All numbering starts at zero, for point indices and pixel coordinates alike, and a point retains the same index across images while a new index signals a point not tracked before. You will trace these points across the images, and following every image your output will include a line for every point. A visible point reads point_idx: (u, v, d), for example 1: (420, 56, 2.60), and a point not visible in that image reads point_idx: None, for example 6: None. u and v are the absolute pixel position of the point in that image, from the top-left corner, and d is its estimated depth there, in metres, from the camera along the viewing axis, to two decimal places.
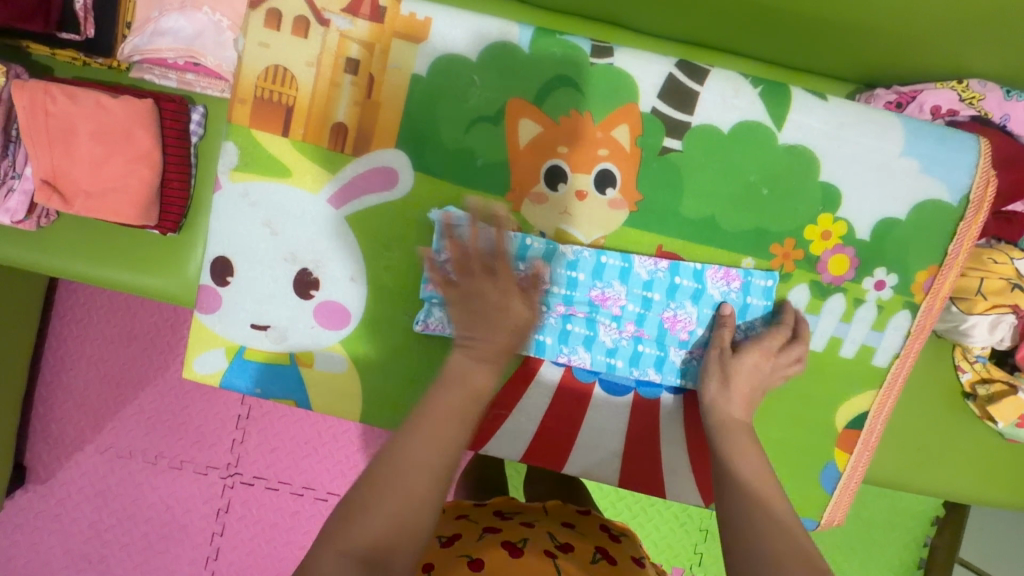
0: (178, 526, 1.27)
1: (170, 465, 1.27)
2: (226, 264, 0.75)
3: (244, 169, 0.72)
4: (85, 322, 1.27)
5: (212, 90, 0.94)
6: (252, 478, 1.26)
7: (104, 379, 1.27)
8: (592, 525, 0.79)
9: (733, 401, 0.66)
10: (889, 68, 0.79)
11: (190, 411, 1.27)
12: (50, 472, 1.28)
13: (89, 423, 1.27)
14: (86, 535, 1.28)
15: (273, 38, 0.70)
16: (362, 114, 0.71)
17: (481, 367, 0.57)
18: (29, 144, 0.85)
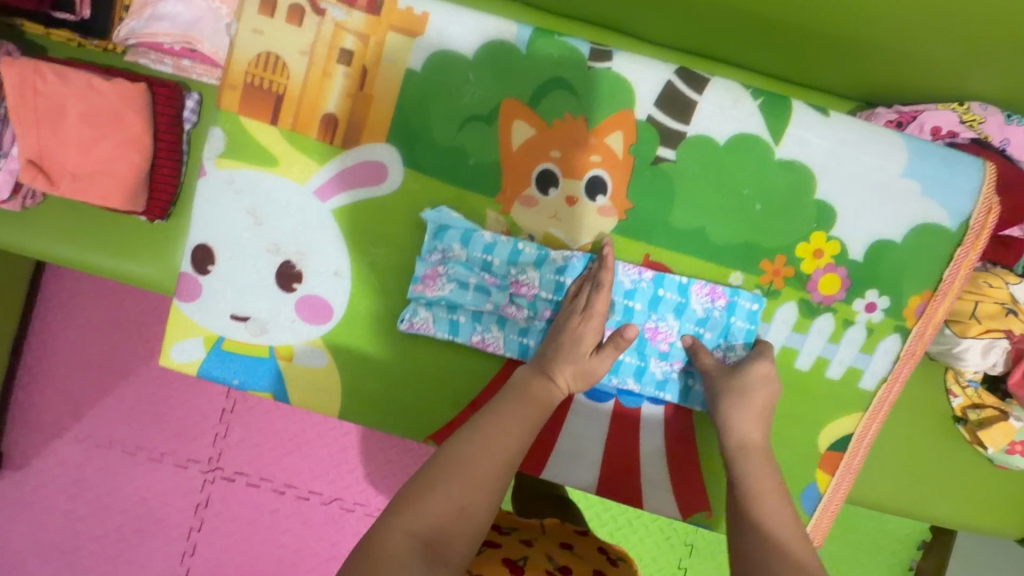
0: (154, 519, 1.25)
1: (149, 458, 1.25)
2: (208, 252, 0.73)
3: (230, 156, 0.71)
4: (69, 308, 1.25)
5: (207, 78, 0.93)
6: (232, 473, 1.24)
7: (86, 366, 1.25)
8: (590, 547, 0.81)
9: (750, 421, 0.66)
10: (890, 86, 0.78)
11: (172, 402, 1.25)
12: (26, 459, 1.25)
13: (68, 411, 1.25)
14: (59, 525, 1.25)
15: (267, 25, 0.69)
16: (354, 106, 0.70)
17: (541, 383, 0.64)
18: (16, 123, 0.83)
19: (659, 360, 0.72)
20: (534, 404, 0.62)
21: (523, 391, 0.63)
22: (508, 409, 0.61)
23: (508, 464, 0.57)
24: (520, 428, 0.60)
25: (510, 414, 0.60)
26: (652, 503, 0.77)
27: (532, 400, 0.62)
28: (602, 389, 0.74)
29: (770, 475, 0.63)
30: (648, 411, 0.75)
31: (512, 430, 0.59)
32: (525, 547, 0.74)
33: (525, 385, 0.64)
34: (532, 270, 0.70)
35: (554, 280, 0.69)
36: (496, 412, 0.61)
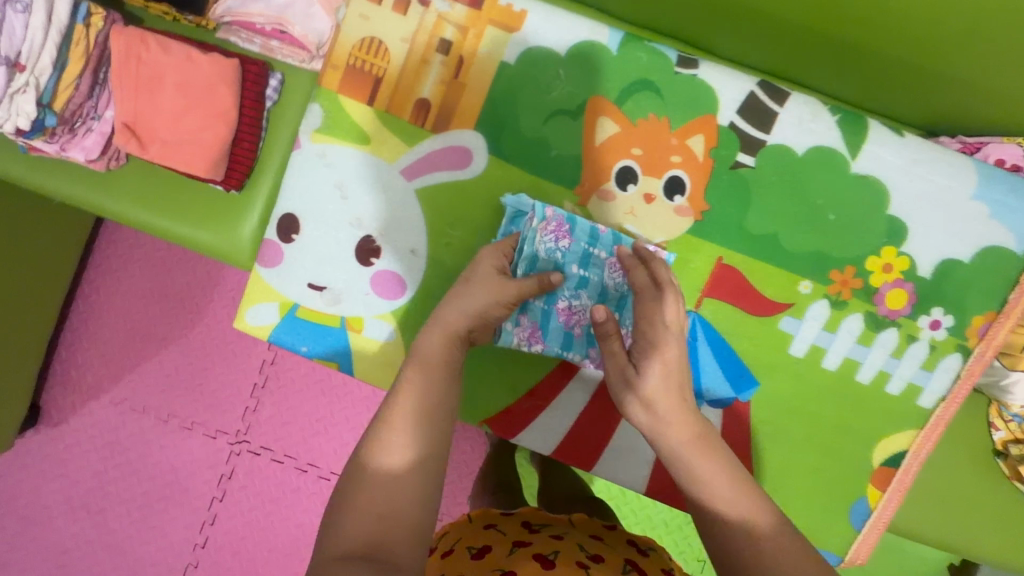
0: (180, 487, 1.28)
1: (181, 425, 1.28)
2: (294, 222, 0.77)
3: (325, 131, 0.74)
4: (119, 274, 1.29)
5: (292, 60, 0.95)
6: (259, 447, 1.26)
7: (131, 330, 1.29)
8: (620, 540, 0.80)
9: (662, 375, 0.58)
10: (951, 117, 0.80)
11: (209, 372, 1.28)
12: (63, 416, 1.29)
13: (108, 373, 1.29)
14: (88, 485, 1.29)
15: (374, 11, 0.73)
16: (447, 93, 0.73)
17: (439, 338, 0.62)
18: (116, 86, 0.86)
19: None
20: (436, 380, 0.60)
21: (417, 355, 0.61)
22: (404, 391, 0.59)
23: (422, 449, 0.56)
24: (424, 409, 0.58)
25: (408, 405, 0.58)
26: None
27: (427, 376, 0.60)
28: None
29: (693, 437, 0.56)
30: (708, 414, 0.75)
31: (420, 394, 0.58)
32: (556, 541, 0.73)
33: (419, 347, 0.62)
34: (566, 238, 0.71)
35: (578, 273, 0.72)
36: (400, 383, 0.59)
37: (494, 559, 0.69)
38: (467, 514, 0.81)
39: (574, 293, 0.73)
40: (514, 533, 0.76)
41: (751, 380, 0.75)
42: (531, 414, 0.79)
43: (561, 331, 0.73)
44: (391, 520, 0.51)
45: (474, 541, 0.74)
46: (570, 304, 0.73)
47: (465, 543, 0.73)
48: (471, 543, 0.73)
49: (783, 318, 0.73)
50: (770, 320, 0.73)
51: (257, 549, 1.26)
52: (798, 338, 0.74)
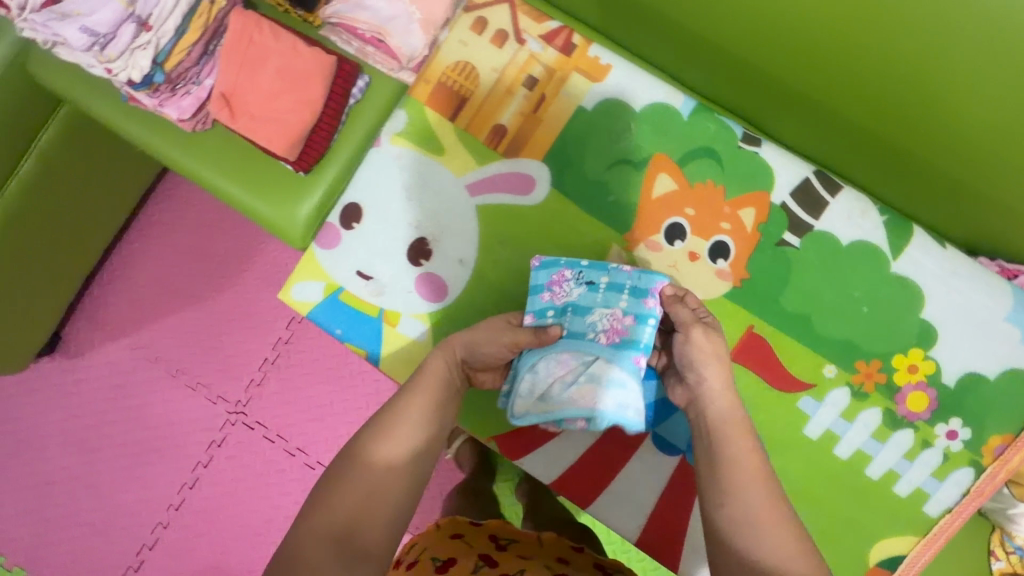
0: (171, 443, 1.31)
1: (187, 384, 1.31)
2: (356, 211, 0.81)
3: (405, 136, 0.80)
4: (164, 228, 1.36)
5: (382, 66, 1.04)
6: (254, 422, 1.29)
7: (163, 283, 1.35)
8: (588, 563, 0.79)
9: (707, 362, 0.64)
10: (1004, 244, 0.78)
11: (224, 338, 1.31)
12: (80, 349, 1.34)
13: (131, 320, 1.34)
14: (88, 421, 1.33)
15: (473, 39, 0.79)
16: (523, 123, 0.78)
17: (442, 359, 0.69)
18: (223, 59, 0.94)
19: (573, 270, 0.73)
20: (453, 376, 0.69)
21: (425, 372, 0.68)
22: (425, 380, 0.67)
23: (418, 452, 0.63)
24: (430, 402, 0.66)
25: (421, 399, 0.66)
26: (686, 564, 0.78)
27: (436, 367, 0.69)
28: (537, 306, 0.73)
29: (736, 424, 0.62)
30: None
31: (412, 411, 0.65)
32: (522, 561, 0.73)
33: (427, 365, 0.69)
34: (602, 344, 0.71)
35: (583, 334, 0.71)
36: (403, 391, 0.67)
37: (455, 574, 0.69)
38: (435, 522, 0.82)
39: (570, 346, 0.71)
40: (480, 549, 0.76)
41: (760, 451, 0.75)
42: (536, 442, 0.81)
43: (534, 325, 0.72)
44: (372, 517, 0.58)
45: (437, 552, 0.75)
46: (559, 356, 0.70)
47: (430, 551, 0.74)
48: (435, 552, 0.74)
49: (802, 398, 0.74)
50: (790, 398, 0.75)
51: (228, 521, 1.27)
52: (815, 420, 0.75)
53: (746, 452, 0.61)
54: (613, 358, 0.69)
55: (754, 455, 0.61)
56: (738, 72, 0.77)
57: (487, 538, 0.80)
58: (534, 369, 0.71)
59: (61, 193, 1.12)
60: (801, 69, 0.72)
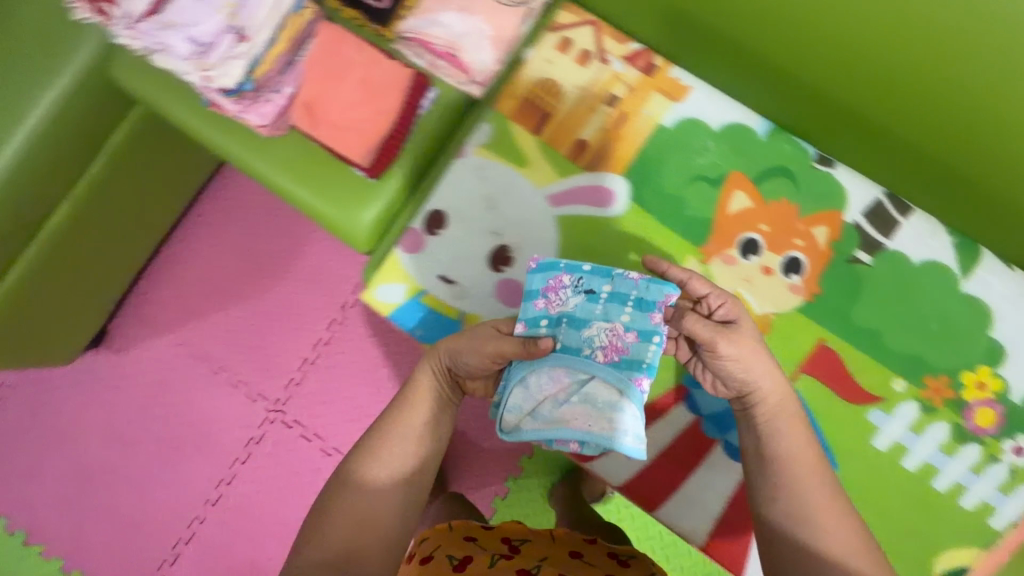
0: (212, 437, 1.40)
1: (228, 381, 1.42)
2: (441, 218, 0.84)
3: (490, 147, 0.83)
4: (210, 232, 1.46)
5: (452, 79, 1.07)
6: (291, 421, 1.38)
7: (205, 283, 1.44)
8: (600, 554, 0.88)
9: (739, 363, 0.66)
10: None
11: (264, 339, 1.41)
12: (126, 344, 1.47)
13: (175, 317, 1.45)
14: (138, 412, 1.45)
15: (558, 58, 0.83)
16: (605, 139, 0.82)
17: (426, 375, 0.77)
18: (309, 70, 0.99)
19: (573, 277, 0.73)
20: (440, 386, 0.77)
21: (411, 390, 0.76)
22: (413, 396, 0.76)
23: (408, 468, 0.72)
24: (418, 419, 0.74)
25: (410, 417, 0.74)
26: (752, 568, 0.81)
27: (422, 382, 0.76)
28: (531, 315, 0.74)
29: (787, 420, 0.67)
30: None
31: (403, 427, 0.73)
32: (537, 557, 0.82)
33: (414, 379, 0.77)
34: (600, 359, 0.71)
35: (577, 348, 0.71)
36: (394, 409, 0.75)
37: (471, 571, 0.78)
38: (449, 523, 0.90)
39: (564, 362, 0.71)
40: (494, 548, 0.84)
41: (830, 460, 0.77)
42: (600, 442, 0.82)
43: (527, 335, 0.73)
44: (367, 533, 0.67)
45: (452, 550, 0.83)
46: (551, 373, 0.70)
47: (447, 550, 0.82)
48: (451, 551, 0.82)
49: (872, 410, 0.77)
50: (859, 410, 0.77)
51: (263, 512, 1.36)
52: (884, 432, 0.77)
53: (798, 446, 0.66)
54: (612, 378, 0.69)
55: (805, 450, 0.66)
56: (803, 96, 0.77)
57: (500, 539, 0.87)
58: (525, 382, 0.71)
59: (124, 192, 1.21)
60: (871, 92, 0.72)
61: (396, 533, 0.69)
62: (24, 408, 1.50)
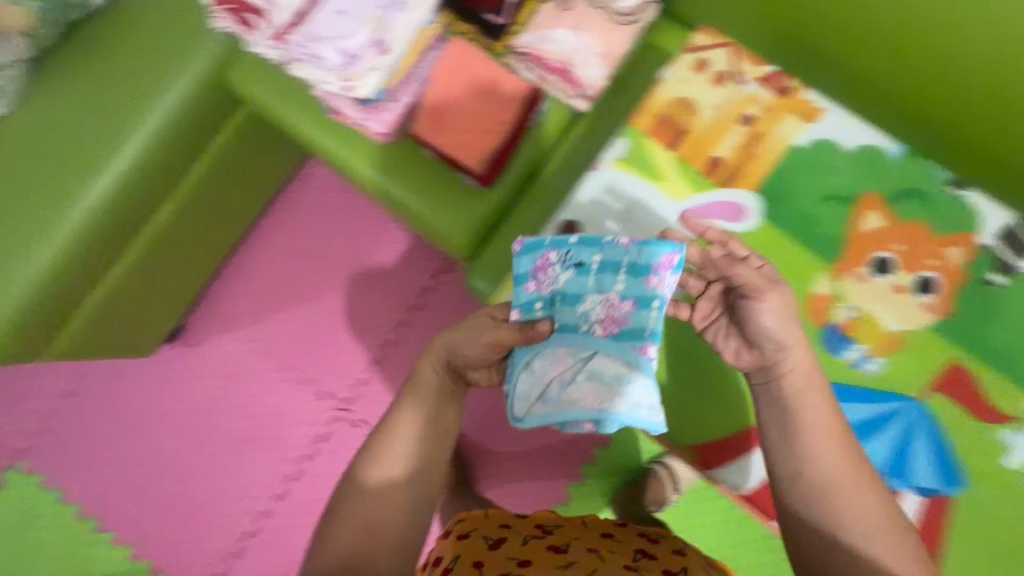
0: (278, 424, 1.72)
1: (297, 377, 1.73)
2: (574, 229, 0.88)
3: (625, 162, 0.87)
4: (276, 241, 1.78)
5: (561, 93, 1.12)
6: (359, 419, 1.69)
7: (283, 286, 1.76)
8: (631, 534, 0.95)
9: (770, 321, 0.73)
10: None
11: (334, 339, 1.73)
12: (199, 338, 1.76)
13: (250, 315, 1.76)
14: (223, 400, 1.74)
15: (693, 78, 0.86)
16: (739, 157, 0.85)
17: (424, 376, 0.88)
18: (437, 82, 1.05)
19: (558, 254, 0.81)
20: (440, 382, 0.87)
21: (412, 391, 0.88)
22: (416, 394, 0.87)
23: (409, 463, 0.83)
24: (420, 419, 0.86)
25: (411, 419, 0.86)
26: None
27: (423, 382, 0.88)
28: (526, 299, 0.82)
29: (810, 390, 0.75)
30: (909, 501, 0.80)
31: (410, 426, 0.85)
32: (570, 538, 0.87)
33: (417, 377, 0.88)
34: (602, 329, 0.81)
35: (577, 321, 0.82)
36: (399, 411, 0.86)
37: (501, 552, 0.83)
38: (486, 510, 0.94)
39: (569, 339, 0.81)
40: (527, 531, 0.90)
41: (957, 478, 0.79)
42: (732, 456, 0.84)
43: (527, 315, 0.82)
44: (375, 528, 0.79)
45: (487, 531, 0.89)
46: (557, 352, 0.81)
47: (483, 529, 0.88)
48: (488, 531, 0.88)
49: (1003, 429, 0.79)
50: (989, 428, 0.79)
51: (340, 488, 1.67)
52: (1014, 451, 0.79)
53: (821, 414, 0.74)
54: (614, 349, 0.81)
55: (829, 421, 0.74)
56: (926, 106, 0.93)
57: (534, 526, 0.92)
58: (534, 360, 0.81)
59: (224, 187, 1.40)
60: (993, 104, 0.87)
61: (405, 527, 0.81)
62: (103, 397, 1.74)
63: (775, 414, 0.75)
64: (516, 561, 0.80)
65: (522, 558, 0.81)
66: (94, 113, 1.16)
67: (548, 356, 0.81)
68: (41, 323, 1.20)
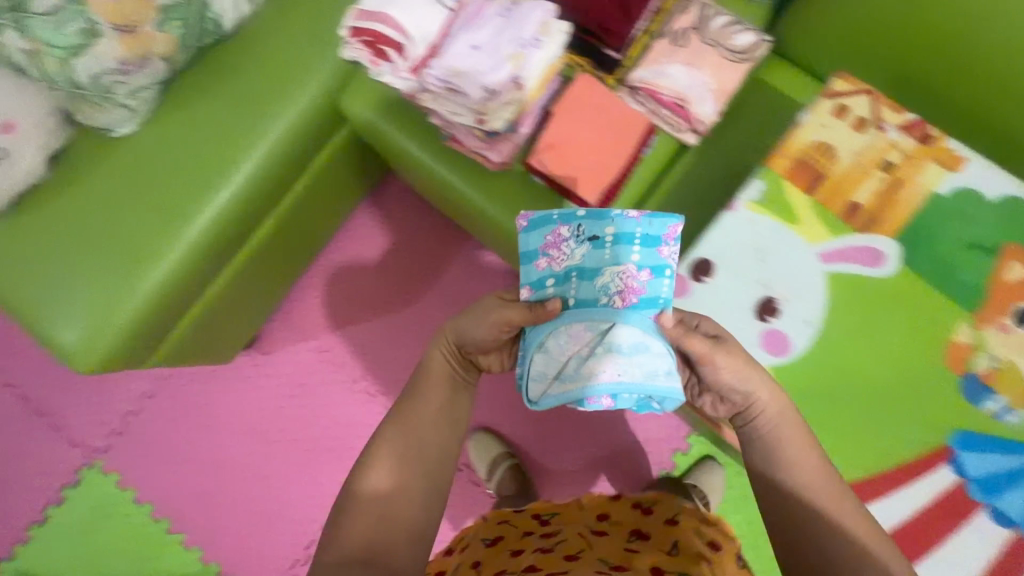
0: (346, 435, 1.74)
1: (367, 389, 1.75)
2: (709, 266, 0.88)
3: (762, 203, 0.88)
4: (351, 255, 1.81)
5: (671, 127, 1.14)
6: None
7: (356, 299, 1.79)
8: (625, 507, 1.11)
9: (733, 376, 0.76)
10: None
11: (404, 353, 1.75)
12: (272, 347, 1.79)
13: (322, 326, 1.79)
14: (292, 409, 1.77)
15: (834, 123, 0.88)
16: (879, 202, 0.86)
17: (437, 361, 0.89)
18: (558, 114, 1.06)
19: (570, 229, 0.84)
20: (451, 366, 0.89)
21: (426, 375, 0.89)
22: (430, 377, 0.88)
23: (428, 454, 0.82)
24: (438, 406, 0.85)
25: (431, 404, 0.85)
26: None
27: (437, 368, 0.88)
28: (537, 276, 0.85)
29: (790, 427, 0.75)
30: None
31: (422, 412, 0.85)
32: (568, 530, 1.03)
33: (429, 363, 0.89)
34: (621, 299, 0.81)
35: (596, 293, 0.82)
36: (411, 399, 0.86)
37: (502, 547, 1.01)
38: (484, 514, 1.10)
39: (590, 315, 0.80)
40: (525, 524, 1.07)
41: None
42: (879, 497, 0.83)
43: (541, 293, 0.85)
44: (388, 521, 0.76)
45: (487, 533, 1.05)
46: (572, 327, 0.80)
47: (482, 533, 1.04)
48: (486, 533, 1.04)
49: None
50: None
51: None
52: None
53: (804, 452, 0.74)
54: (632, 318, 0.79)
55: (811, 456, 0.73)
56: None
57: (533, 517, 1.09)
58: (547, 343, 0.81)
59: (320, 203, 1.44)
60: None
61: (420, 520, 0.78)
62: (179, 400, 1.79)
63: (762, 460, 0.75)
64: (510, 554, 0.97)
65: (516, 548, 0.99)
66: (215, 131, 1.19)
67: (561, 335, 0.80)
68: (152, 332, 1.24)
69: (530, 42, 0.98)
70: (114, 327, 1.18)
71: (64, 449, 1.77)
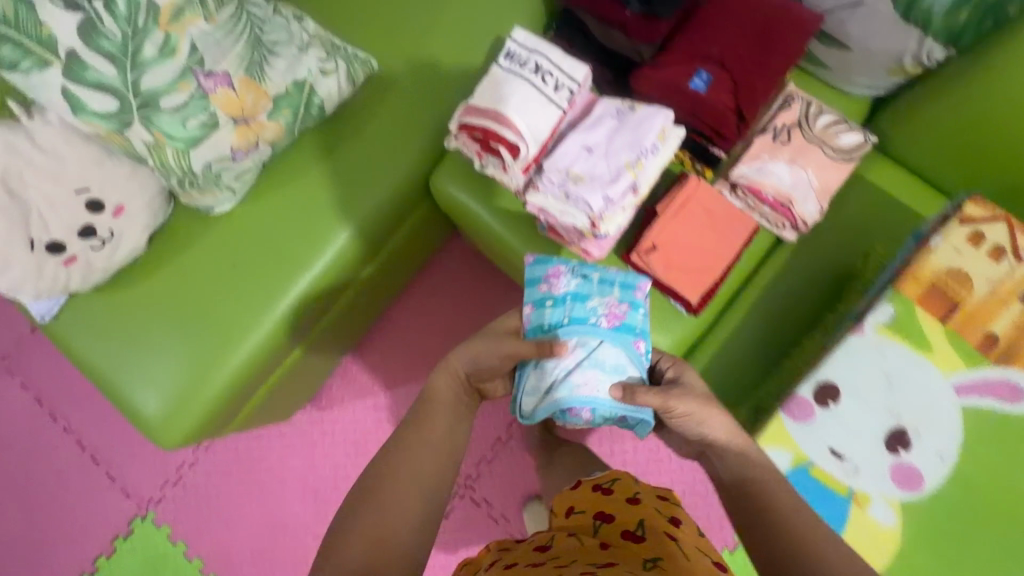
0: None
1: None
2: (835, 391, 0.85)
3: (892, 330, 0.85)
4: (413, 313, 1.80)
5: (769, 223, 1.13)
6: (481, 499, 1.60)
7: (416, 357, 1.78)
8: (614, 507, 0.86)
9: (690, 415, 0.81)
10: None
11: None
12: (330, 403, 1.78)
13: (380, 383, 1.78)
14: (347, 468, 1.74)
15: (968, 250, 0.86)
16: (1017, 335, 0.83)
17: (442, 384, 0.90)
18: (663, 213, 1.04)
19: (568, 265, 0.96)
20: (455, 392, 0.90)
21: (430, 400, 0.88)
22: (434, 401, 0.88)
23: (436, 484, 0.77)
24: (443, 427, 0.84)
25: (436, 426, 0.83)
26: None
27: (441, 392, 0.89)
28: (538, 296, 0.95)
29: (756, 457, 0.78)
30: None
31: (427, 435, 0.82)
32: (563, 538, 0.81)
33: (434, 387, 0.89)
34: (608, 322, 0.93)
35: (586, 316, 0.93)
36: (415, 425, 0.84)
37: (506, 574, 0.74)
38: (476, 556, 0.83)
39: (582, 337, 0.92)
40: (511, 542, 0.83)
41: None
42: None
43: (538, 316, 0.94)
44: (385, 545, 0.68)
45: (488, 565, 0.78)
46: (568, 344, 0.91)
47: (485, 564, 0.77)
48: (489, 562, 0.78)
49: None
50: None
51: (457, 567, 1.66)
52: None
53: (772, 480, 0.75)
54: (614, 339, 0.92)
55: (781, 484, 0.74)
56: None
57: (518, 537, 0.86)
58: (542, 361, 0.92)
59: (394, 271, 1.44)
60: None
61: (417, 544, 0.71)
62: (234, 454, 1.77)
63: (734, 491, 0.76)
64: None
65: None
66: (309, 210, 1.19)
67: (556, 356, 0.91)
68: (232, 406, 1.23)
69: (647, 151, 0.98)
70: (197, 406, 1.16)
71: (116, 498, 1.75)
